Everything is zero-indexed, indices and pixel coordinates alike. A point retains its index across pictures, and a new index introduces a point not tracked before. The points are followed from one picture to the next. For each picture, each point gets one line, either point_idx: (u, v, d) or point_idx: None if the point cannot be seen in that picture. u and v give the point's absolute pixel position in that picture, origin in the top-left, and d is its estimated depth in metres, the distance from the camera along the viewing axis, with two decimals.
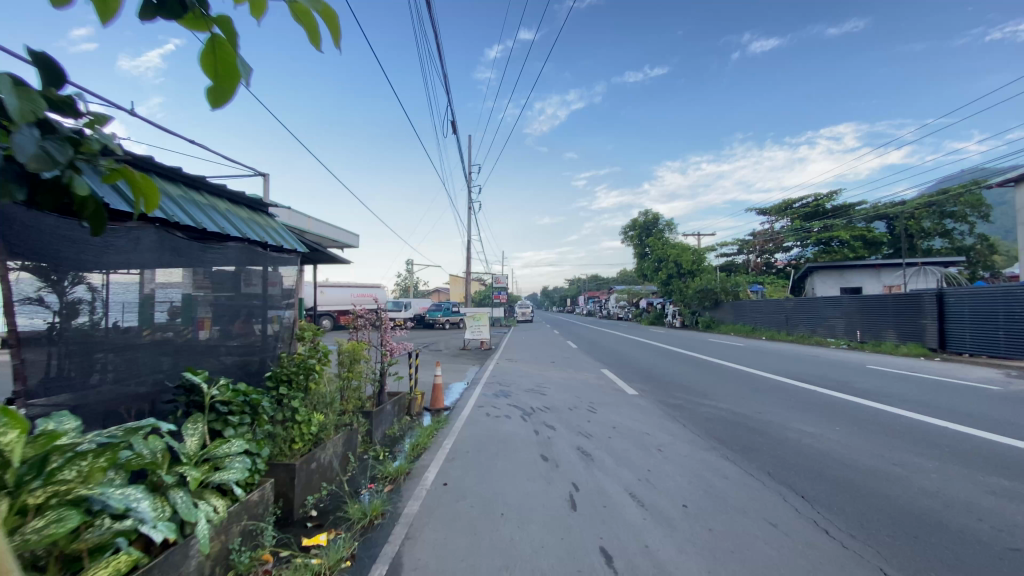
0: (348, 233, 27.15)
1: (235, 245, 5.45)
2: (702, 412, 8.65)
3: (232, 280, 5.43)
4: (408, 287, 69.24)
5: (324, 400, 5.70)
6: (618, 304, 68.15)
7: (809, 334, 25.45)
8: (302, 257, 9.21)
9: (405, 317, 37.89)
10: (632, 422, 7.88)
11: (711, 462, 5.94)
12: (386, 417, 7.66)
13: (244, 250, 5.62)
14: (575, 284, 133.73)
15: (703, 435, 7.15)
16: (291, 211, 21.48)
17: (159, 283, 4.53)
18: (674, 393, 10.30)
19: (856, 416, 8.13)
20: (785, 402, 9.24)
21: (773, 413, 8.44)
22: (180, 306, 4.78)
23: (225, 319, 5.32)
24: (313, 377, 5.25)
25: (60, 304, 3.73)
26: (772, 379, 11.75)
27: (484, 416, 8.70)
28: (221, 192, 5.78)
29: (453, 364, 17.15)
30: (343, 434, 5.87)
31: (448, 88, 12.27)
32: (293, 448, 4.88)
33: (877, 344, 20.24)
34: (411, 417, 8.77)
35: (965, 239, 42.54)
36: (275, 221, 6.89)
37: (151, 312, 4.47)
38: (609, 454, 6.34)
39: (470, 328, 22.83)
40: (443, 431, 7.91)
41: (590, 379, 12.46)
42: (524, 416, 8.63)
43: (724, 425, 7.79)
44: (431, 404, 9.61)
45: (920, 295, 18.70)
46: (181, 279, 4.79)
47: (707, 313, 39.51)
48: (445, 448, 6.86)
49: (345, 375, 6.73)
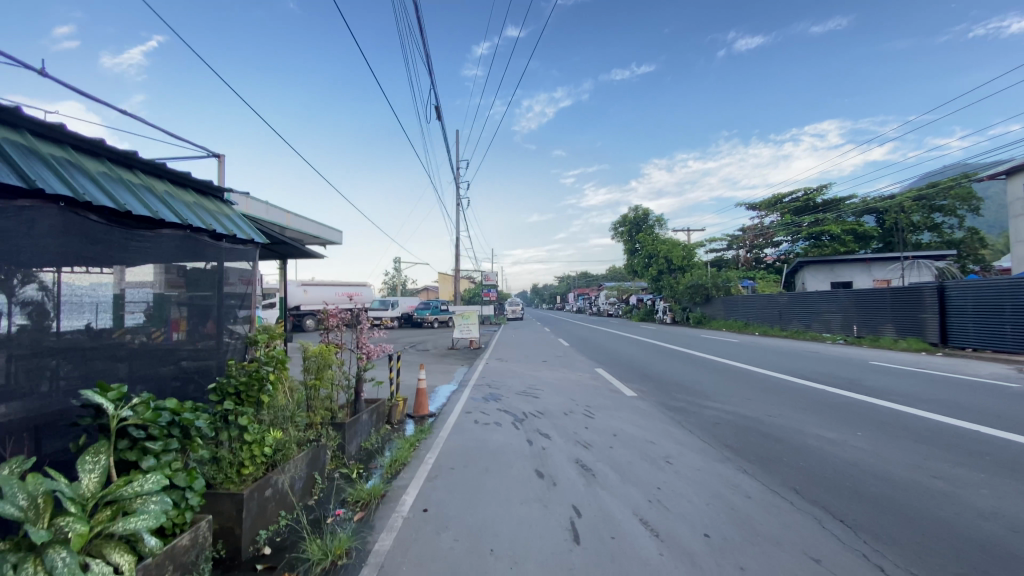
0: (330, 228, 26.12)
1: (171, 233, 4.68)
2: (709, 415, 7.99)
3: (210, 279, 5.21)
4: (395, 286, 68.26)
5: (284, 414, 4.93)
6: (607, 301, 67.73)
7: (803, 330, 25.02)
8: (269, 250, 8.40)
9: (391, 316, 36.96)
10: (634, 428, 7.19)
11: (729, 476, 5.28)
12: (362, 428, 6.91)
13: (184, 241, 4.89)
14: (564, 280, 133.32)
15: (715, 443, 6.49)
16: (269, 206, 20.46)
17: (130, 282, 4.38)
18: (676, 394, 9.64)
19: (875, 418, 7.54)
20: (797, 403, 8.61)
21: (784, 415, 7.82)
22: (153, 306, 4.60)
23: (198, 318, 5.05)
24: (268, 388, 4.50)
25: (14, 305, 3.47)
26: (778, 377, 11.15)
27: (472, 424, 7.95)
28: (161, 173, 4.95)
29: (439, 364, 16.37)
30: (306, 453, 5.12)
31: (431, 69, 11.45)
32: (242, 474, 4.14)
33: (875, 339, 19.81)
34: (392, 426, 8.01)
35: (954, 233, 42.57)
36: (231, 209, 6.05)
37: (123, 314, 4.31)
38: (612, 467, 5.63)
39: (458, 327, 22.06)
40: (426, 442, 7.15)
41: (584, 379, 11.77)
42: (516, 422, 7.88)
43: (734, 430, 7.15)
44: (414, 410, 8.84)
45: (919, 288, 18.26)
46: (153, 278, 4.60)
47: (698, 309, 39.07)
48: (427, 462, 6.10)
49: (313, 382, 5.99)
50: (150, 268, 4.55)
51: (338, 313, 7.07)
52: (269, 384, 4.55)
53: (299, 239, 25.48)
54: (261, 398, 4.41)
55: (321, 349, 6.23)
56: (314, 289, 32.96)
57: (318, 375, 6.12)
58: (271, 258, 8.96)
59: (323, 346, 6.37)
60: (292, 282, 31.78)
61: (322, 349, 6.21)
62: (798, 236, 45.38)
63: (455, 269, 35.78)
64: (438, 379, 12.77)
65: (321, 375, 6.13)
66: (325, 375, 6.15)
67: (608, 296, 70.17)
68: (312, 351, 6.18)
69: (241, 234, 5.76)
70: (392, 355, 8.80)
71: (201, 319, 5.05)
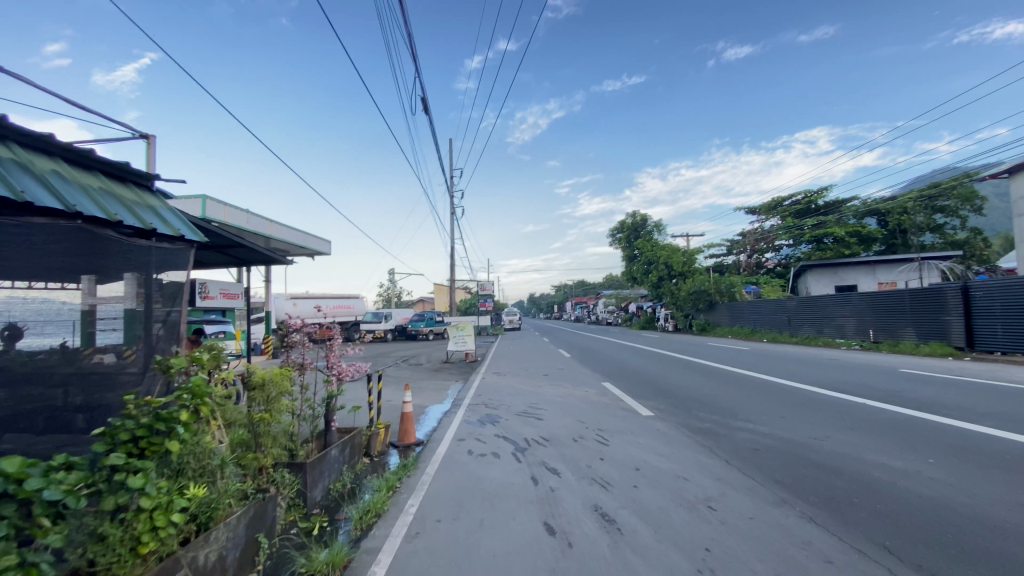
0: (318, 238, 24.98)
1: (42, 220, 3.58)
2: (744, 440, 6.82)
3: (173, 289, 4.70)
4: (390, 299, 67.19)
5: (209, 464, 3.75)
6: (606, 309, 66.60)
7: (815, 336, 23.88)
8: (226, 253, 7.30)
9: (385, 329, 35.61)
10: (659, 459, 6.01)
11: (793, 528, 4.11)
12: (331, 469, 5.71)
13: (65, 231, 3.75)
14: (561, 289, 132.24)
15: (762, 478, 5.31)
16: (250, 215, 19.31)
17: (97, 297, 4.24)
18: (699, 413, 8.47)
19: (940, 440, 6.40)
20: (840, 422, 7.47)
21: (833, 438, 6.65)
22: (123, 322, 4.37)
23: (172, 334, 4.70)
24: (179, 432, 3.33)
25: None
26: (806, 391, 10.00)
27: (465, 455, 6.73)
28: (49, 148, 3.92)
29: (431, 380, 15.15)
30: (245, 511, 3.93)
31: (415, 55, 10.46)
32: (136, 555, 2.96)
33: (895, 345, 18.67)
34: (373, 459, 6.85)
35: (957, 234, 41.69)
36: (161, 200, 4.97)
37: (91, 330, 4.27)
38: (642, 518, 4.44)
39: (453, 339, 20.87)
40: (409, 481, 5.94)
41: (591, 396, 10.60)
42: (517, 453, 6.65)
43: (779, 459, 5.97)
44: (399, 438, 7.65)
45: (941, 290, 17.16)
46: (121, 292, 4.30)
47: (701, 316, 37.93)
48: (408, 511, 4.89)
49: (261, 416, 4.78)
50: (119, 282, 4.28)
51: (305, 327, 5.86)
52: (181, 427, 3.38)
53: (285, 250, 24.31)
54: (168, 447, 3.26)
55: (269, 372, 5.01)
56: (303, 302, 31.69)
57: (266, 408, 4.89)
58: (228, 263, 7.81)
59: (275, 369, 5.16)
60: (282, 295, 30.69)
61: (270, 373, 5.00)
62: (800, 239, 44.46)
63: (450, 280, 34.66)
64: (428, 399, 11.56)
65: (269, 406, 4.91)
66: (274, 405, 4.93)
67: (608, 305, 68.95)
68: (257, 374, 4.96)
69: (167, 229, 4.66)
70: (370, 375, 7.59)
71: (170, 334, 4.68)
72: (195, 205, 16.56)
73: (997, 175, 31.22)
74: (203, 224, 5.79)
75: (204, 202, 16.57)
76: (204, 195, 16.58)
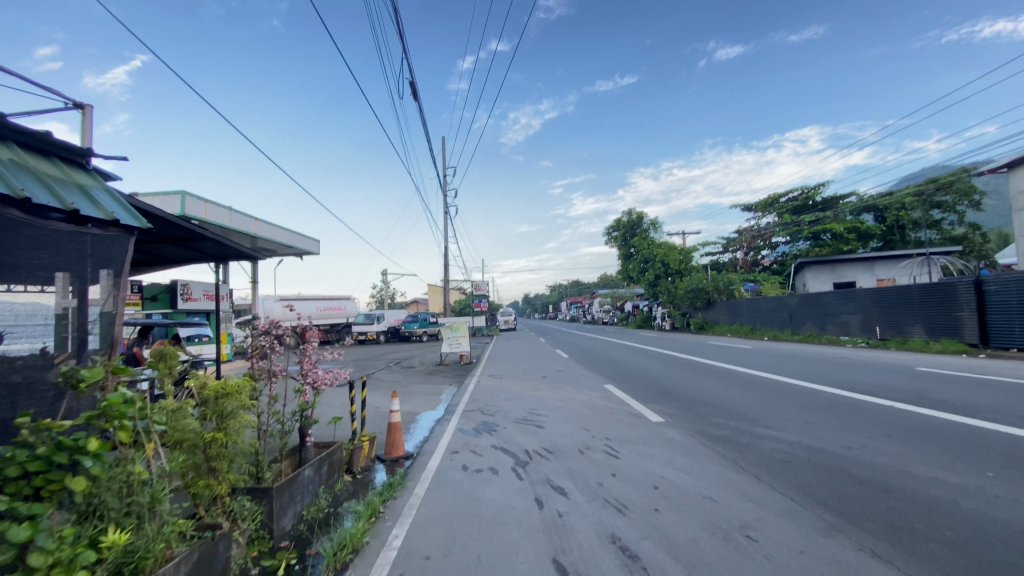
0: (306, 237, 24.13)
1: None
2: (770, 450, 6.12)
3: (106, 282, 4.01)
4: (383, 301, 66.27)
5: (136, 502, 3.01)
6: (602, 308, 66.05)
7: (818, 333, 23.33)
8: (185, 245, 6.48)
9: (377, 331, 34.76)
10: (680, 475, 5.30)
11: (857, 566, 3.42)
12: (302, 492, 4.93)
13: None
14: (556, 289, 131.73)
15: (803, 500, 4.61)
16: (233, 213, 18.40)
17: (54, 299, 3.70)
18: (714, 419, 7.77)
19: (989, 449, 5.75)
20: (872, 428, 6.80)
21: (869, 449, 5.97)
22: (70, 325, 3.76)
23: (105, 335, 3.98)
24: (88, 467, 2.65)
25: None
26: (824, 393, 9.35)
27: (460, 472, 5.97)
28: None
29: (424, 384, 14.39)
30: (187, 558, 3.17)
31: (402, 34, 9.69)
32: None
33: (903, 342, 18.09)
34: (355, 477, 6.10)
35: (955, 229, 41.35)
36: (96, 180, 4.19)
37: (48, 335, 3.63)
38: (668, 552, 3.73)
39: (446, 341, 20.13)
40: (394, 504, 5.18)
41: (594, 400, 9.88)
42: (517, 469, 5.90)
43: (816, 475, 5.28)
44: (385, 452, 6.91)
45: (951, 285, 16.60)
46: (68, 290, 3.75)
47: (699, 315, 37.35)
48: (390, 546, 4.12)
49: (216, 433, 3.92)
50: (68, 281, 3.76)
51: (275, 329, 5.15)
52: (92, 460, 2.69)
53: (271, 249, 23.44)
54: (72, 486, 2.57)
55: (225, 382, 4.05)
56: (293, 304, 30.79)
57: (219, 427, 3.97)
58: (198, 259, 7.10)
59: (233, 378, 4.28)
60: (270, 297, 29.83)
61: (226, 384, 4.04)
62: (797, 236, 44.04)
63: (444, 279, 33.90)
64: (420, 405, 10.79)
65: (226, 423, 3.99)
66: (232, 421, 4.02)
67: (603, 304, 68.37)
68: (209, 385, 4.01)
69: (98, 211, 3.87)
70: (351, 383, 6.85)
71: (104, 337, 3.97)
72: (173, 202, 15.70)
73: (996, 169, 30.89)
74: (150, 208, 4.99)
75: (183, 199, 15.70)
76: (183, 191, 15.73)
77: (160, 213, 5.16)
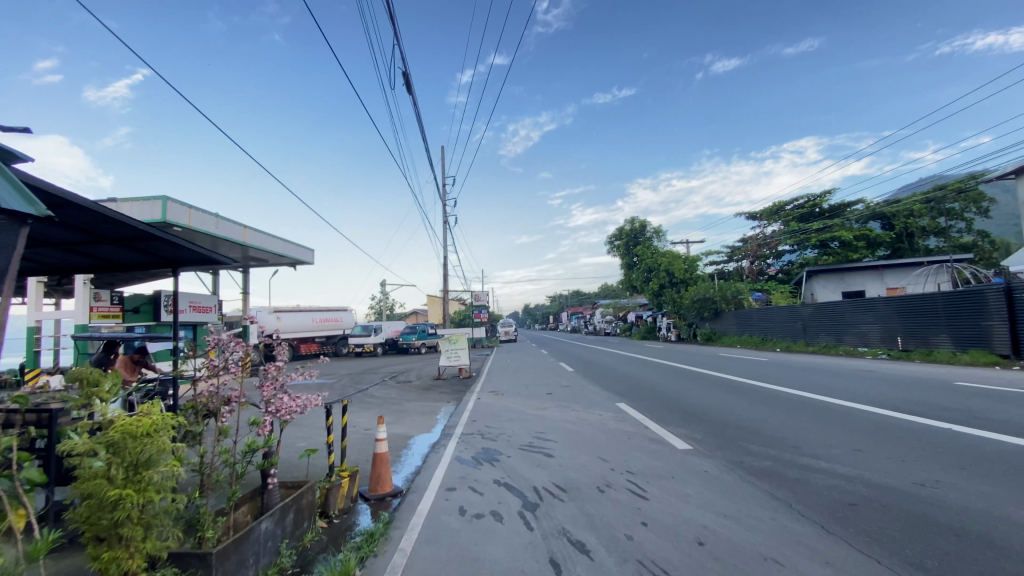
0: (300, 246, 23.24)
1: None
2: (827, 488, 5.13)
3: None
4: (383, 312, 65.37)
5: None
6: (604, 318, 65.09)
7: (834, 344, 22.29)
8: (126, 244, 5.56)
9: (375, 344, 33.70)
10: (729, 526, 4.32)
11: None
12: (259, 551, 3.91)
13: None
14: (557, 299, 130.70)
15: (893, 563, 3.64)
16: (220, 220, 17.51)
17: None
18: (749, 447, 6.77)
19: None
20: (940, 459, 5.81)
21: (945, 487, 5.00)
22: None
23: None
24: None
25: None
26: (864, 413, 8.36)
27: (457, 517, 4.97)
28: None
29: (420, 401, 13.39)
30: None
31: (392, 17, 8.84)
32: None
33: (928, 354, 17.08)
34: (330, 522, 5.11)
35: (964, 237, 40.40)
36: None
37: None
38: None
39: (445, 354, 19.14)
40: (375, 561, 4.16)
41: (608, 422, 8.87)
42: (525, 514, 4.90)
43: (895, 526, 4.29)
44: (370, 488, 5.92)
45: (980, 292, 15.62)
46: None
47: (706, 325, 36.33)
48: None
49: (124, 489, 2.94)
50: None
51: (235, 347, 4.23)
52: None
53: (264, 258, 22.51)
54: None
55: (139, 420, 3.04)
56: (287, 315, 29.82)
57: (129, 482, 2.97)
58: (159, 266, 6.27)
59: (157, 411, 3.29)
60: (263, 309, 28.83)
61: (140, 422, 3.03)
62: (804, 244, 43.30)
63: (443, 290, 32.96)
64: (414, 428, 9.76)
65: (141, 474, 3.00)
66: (151, 471, 3.03)
67: (606, 315, 67.36)
68: (118, 425, 3.01)
69: None
70: (328, 409, 5.72)
71: None
72: (154, 207, 14.80)
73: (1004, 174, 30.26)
74: (57, 192, 4.07)
75: (164, 204, 14.80)
76: (165, 196, 14.83)
77: (74, 197, 4.24)
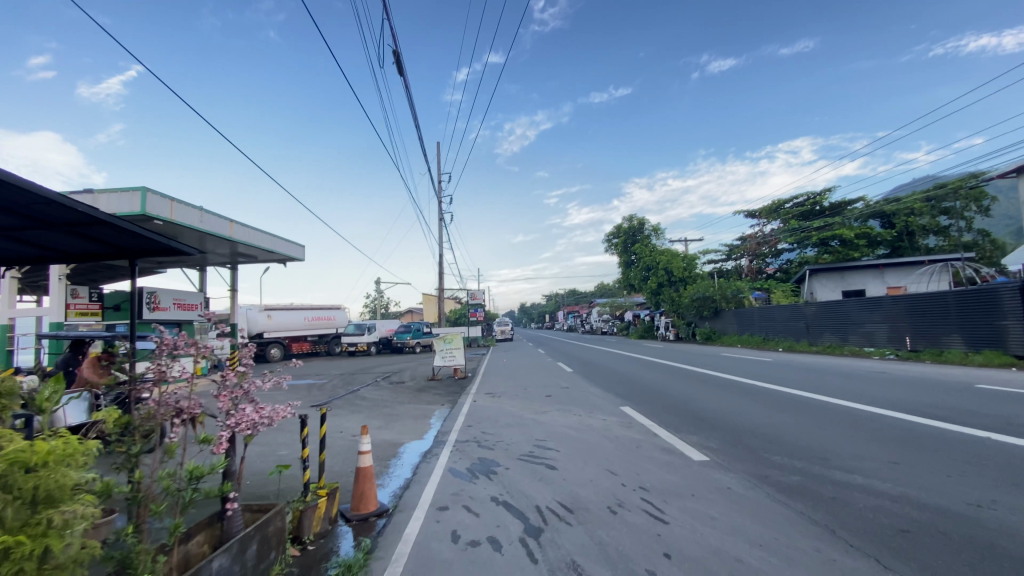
0: (291, 242, 22.49)
1: None
2: (872, 511, 4.53)
3: None
4: (377, 312, 64.51)
5: None
6: (601, 318, 64.52)
7: (839, 344, 21.77)
8: (70, 230, 4.85)
9: (368, 343, 32.94)
10: (768, 558, 3.70)
11: None
12: None
13: None
14: (553, 297, 129.98)
15: None
16: (205, 213, 16.72)
17: None
18: (773, 459, 6.15)
19: None
20: (990, 475, 5.21)
21: (1007, 510, 4.39)
22: None
23: None
24: None
25: None
26: (890, 420, 7.76)
27: (449, 545, 4.30)
28: None
29: (413, 404, 12.73)
30: None
31: None
32: None
33: (939, 354, 16.53)
34: (302, 550, 4.44)
35: (964, 236, 40.01)
36: None
37: None
38: None
39: (440, 353, 18.46)
40: None
41: (613, 428, 8.25)
42: (528, 541, 4.26)
43: (963, 558, 3.68)
44: (352, 506, 5.27)
45: (993, 291, 15.09)
46: None
47: (706, 324, 35.74)
48: None
49: (16, 535, 2.29)
50: None
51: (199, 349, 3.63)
52: None
53: (253, 253, 21.74)
54: None
55: (35, 448, 2.42)
56: (277, 314, 29.05)
57: (23, 525, 2.33)
58: (113, 255, 5.55)
59: (68, 435, 2.67)
60: (253, 307, 28.05)
61: (35, 450, 2.40)
62: (805, 242, 42.87)
63: (439, 288, 32.26)
64: (404, 434, 9.09)
65: (38, 516, 2.36)
66: (51, 512, 2.40)
67: (602, 314, 66.73)
68: (7, 454, 2.38)
69: None
70: (303, 419, 4.96)
71: None
72: (133, 199, 14.05)
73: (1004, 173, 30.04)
74: None
75: (144, 195, 14.08)
76: (145, 187, 14.10)
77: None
